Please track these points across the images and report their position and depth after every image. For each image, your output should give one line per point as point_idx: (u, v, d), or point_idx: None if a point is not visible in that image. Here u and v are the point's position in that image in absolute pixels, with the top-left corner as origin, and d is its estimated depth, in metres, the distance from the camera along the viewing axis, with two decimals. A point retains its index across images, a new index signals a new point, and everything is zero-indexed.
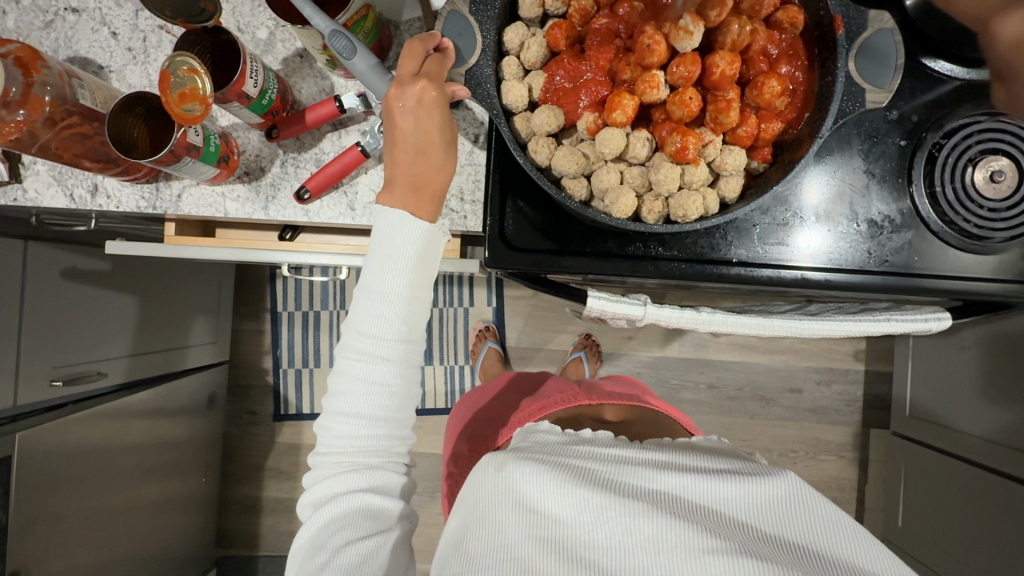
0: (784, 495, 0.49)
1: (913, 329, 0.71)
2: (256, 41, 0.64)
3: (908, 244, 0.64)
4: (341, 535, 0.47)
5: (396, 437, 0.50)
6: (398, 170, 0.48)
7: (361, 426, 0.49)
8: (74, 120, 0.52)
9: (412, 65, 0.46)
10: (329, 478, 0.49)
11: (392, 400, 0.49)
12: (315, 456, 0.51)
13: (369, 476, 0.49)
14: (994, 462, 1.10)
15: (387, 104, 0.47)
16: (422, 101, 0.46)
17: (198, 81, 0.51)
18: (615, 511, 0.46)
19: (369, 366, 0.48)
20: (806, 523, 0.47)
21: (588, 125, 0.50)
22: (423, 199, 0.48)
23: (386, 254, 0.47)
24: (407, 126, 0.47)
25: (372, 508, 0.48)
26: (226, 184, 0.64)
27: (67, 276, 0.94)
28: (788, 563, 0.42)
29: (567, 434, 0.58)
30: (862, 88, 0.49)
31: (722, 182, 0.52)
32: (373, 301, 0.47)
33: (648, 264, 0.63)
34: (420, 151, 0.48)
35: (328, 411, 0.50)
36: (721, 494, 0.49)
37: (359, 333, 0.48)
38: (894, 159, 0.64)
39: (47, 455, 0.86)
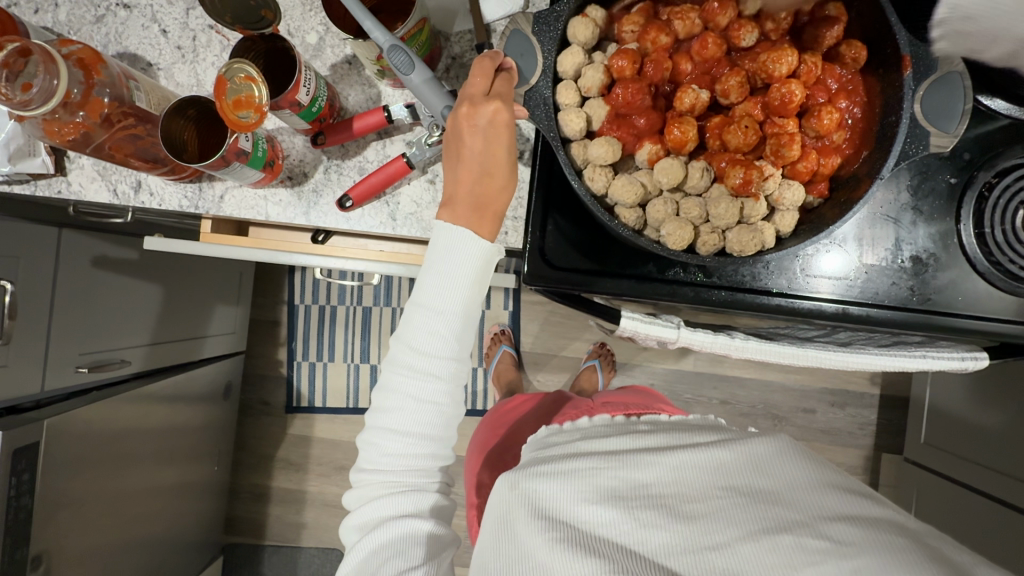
0: (770, 448, 0.50)
1: (947, 367, 0.70)
2: (306, 45, 0.64)
3: (953, 283, 0.63)
4: (391, 563, 0.46)
5: (438, 456, 0.50)
6: (459, 188, 0.47)
7: (407, 443, 0.48)
8: (129, 122, 0.52)
9: (481, 83, 0.47)
10: (377, 499, 0.49)
11: (438, 419, 0.49)
12: (358, 474, 0.51)
13: (416, 499, 0.49)
14: (1009, 496, 1.09)
15: (455, 118, 0.46)
16: (494, 122, 0.46)
17: (254, 89, 0.50)
18: (626, 526, 0.46)
19: (417, 384, 0.47)
20: (798, 468, 0.48)
21: (649, 156, 0.50)
22: (484, 219, 0.47)
23: (442, 271, 0.46)
24: (476, 145, 0.47)
25: (421, 534, 0.48)
26: (269, 188, 0.64)
27: (97, 264, 0.94)
28: (786, 515, 0.44)
29: (568, 434, 0.60)
30: (928, 131, 0.47)
31: (778, 217, 0.51)
32: (430, 317, 0.47)
33: (687, 290, 0.63)
34: (485, 171, 0.47)
35: (370, 426, 0.50)
36: (717, 462, 0.49)
37: (408, 348, 0.48)
38: (944, 197, 0.63)
39: (71, 439, 0.86)
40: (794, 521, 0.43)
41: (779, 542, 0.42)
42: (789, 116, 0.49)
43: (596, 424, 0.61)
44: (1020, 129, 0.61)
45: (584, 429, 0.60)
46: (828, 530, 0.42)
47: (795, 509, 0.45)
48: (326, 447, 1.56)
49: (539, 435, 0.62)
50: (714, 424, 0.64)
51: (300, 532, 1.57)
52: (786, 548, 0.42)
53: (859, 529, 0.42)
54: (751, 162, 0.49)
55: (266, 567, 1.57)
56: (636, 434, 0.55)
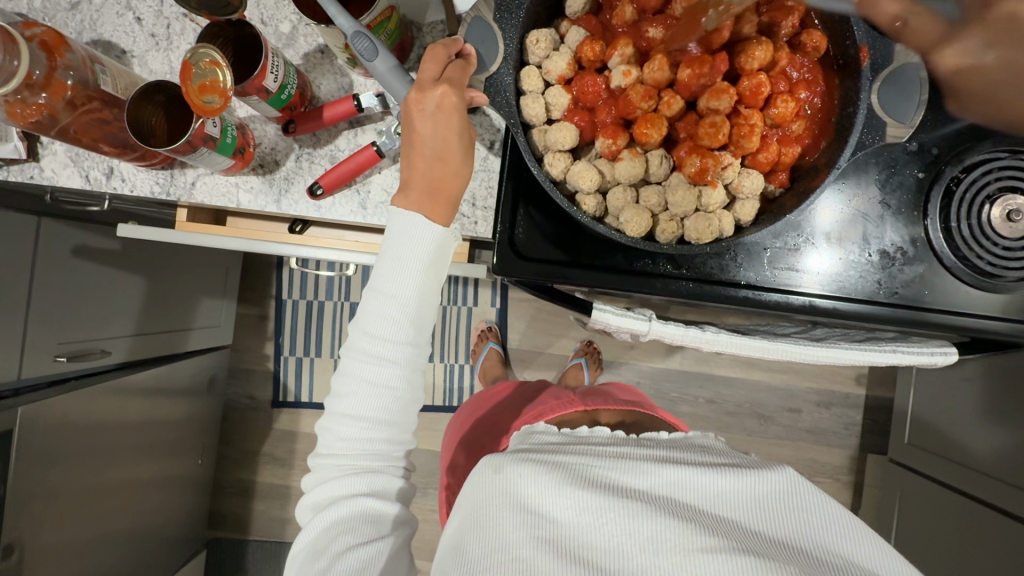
0: (777, 490, 0.49)
1: (920, 361, 0.70)
2: (278, 34, 0.64)
3: (919, 277, 0.63)
4: (341, 539, 0.46)
5: (398, 441, 0.50)
6: (414, 173, 0.48)
7: (366, 429, 0.48)
8: (95, 106, 0.52)
9: (434, 71, 0.47)
10: (331, 480, 0.49)
11: (390, 404, 0.49)
12: (316, 457, 0.51)
13: (371, 480, 0.49)
14: (989, 496, 1.09)
15: (406, 108, 0.47)
16: (442, 106, 0.46)
17: (219, 74, 0.51)
18: (614, 512, 0.46)
19: (375, 369, 0.47)
20: (805, 516, 0.47)
21: (605, 149, 0.50)
22: (439, 203, 0.48)
23: (395, 255, 0.47)
24: (427, 130, 0.47)
25: (373, 513, 0.48)
26: (240, 175, 0.65)
27: (77, 254, 0.94)
28: (788, 558, 0.43)
29: (561, 435, 0.59)
30: (885, 121, 0.49)
31: (738, 205, 0.51)
32: (381, 302, 0.47)
33: (656, 281, 0.63)
34: (439, 156, 0.48)
35: (331, 412, 0.50)
36: (716, 487, 0.49)
37: (366, 334, 0.48)
38: (912, 191, 0.63)
39: (47, 430, 0.86)
40: (790, 561, 0.42)
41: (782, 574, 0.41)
42: (754, 107, 0.49)
43: (595, 435, 0.58)
44: (988, 125, 0.62)
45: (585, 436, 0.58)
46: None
47: (793, 556, 0.44)
48: (311, 442, 1.56)
49: (531, 428, 0.62)
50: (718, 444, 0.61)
51: (285, 527, 1.57)
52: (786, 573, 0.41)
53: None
54: (711, 151, 0.49)
55: (250, 563, 1.56)
56: (637, 446, 0.55)
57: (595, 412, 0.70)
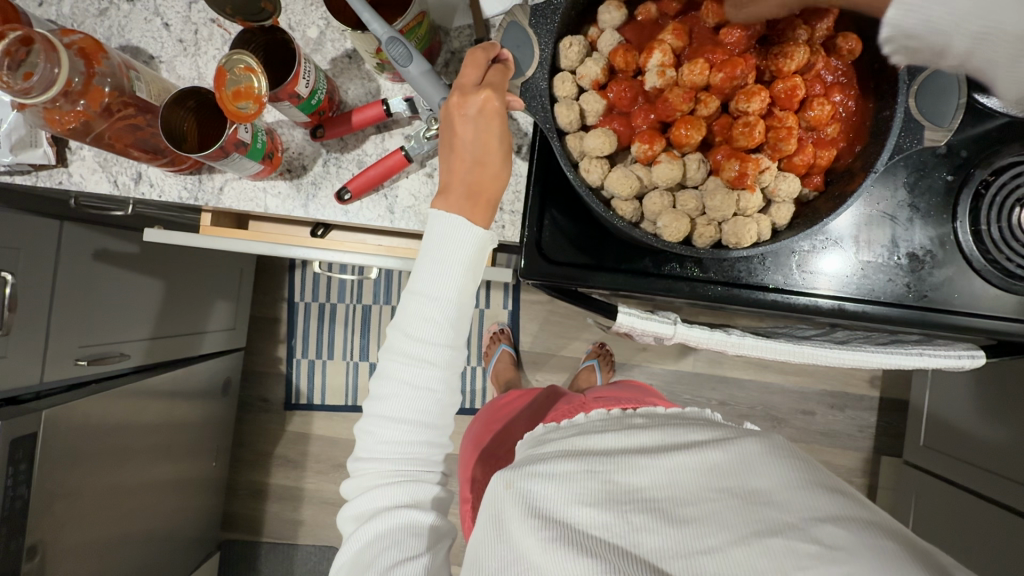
0: (764, 449, 0.50)
1: (944, 364, 0.70)
2: (306, 40, 0.65)
3: (949, 280, 0.63)
4: (386, 554, 0.46)
5: (437, 444, 0.51)
6: (454, 177, 0.48)
7: (405, 432, 0.49)
8: (129, 112, 0.53)
9: (474, 74, 0.47)
10: (374, 490, 0.49)
11: (434, 407, 0.49)
12: (356, 464, 0.51)
13: (412, 490, 0.49)
14: (1006, 498, 1.09)
15: (448, 111, 0.47)
16: (484, 110, 0.47)
17: (254, 80, 0.51)
18: (618, 528, 0.46)
19: (415, 371, 0.48)
20: (794, 467, 0.48)
21: (641, 154, 0.50)
22: (479, 207, 0.48)
23: (436, 258, 0.47)
24: (468, 134, 0.48)
25: (416, 525, 0.48)
26: (268, 180, 0.65)
27: (98, 257, 0.95)
28: (772, 521, 0.44)
29: (563, 431, 0.59)
30: (923, 125, 0.48)
31: (774, 209, 0.51)
32: (422, 304, 0.47)
33: (683, 284, 0.63)
34: (478, 160, 0.48)
35: (368, 415, 0.50)
36: (709, 464, 0.49)
37: (405, 336, 0.48)
38: (941, 195, 0.63)
39: (69, 432, 0.87)
40: (784, 524, 0.43)
41: (771, 552, 0.42)
42: (789, 110, 0.49)
43: (591, 419, 0.61)
44: (1018, 127, 0.62)
45: (579, 425, 0.59)
46: (819, 533, 0.42)
47: (784, 510, 0.44)
48: (324, 444, 1.56)
49: (535, 432, 0.62)
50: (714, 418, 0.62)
51: (298, 529, 1.57)
52: (777, 552, 0.42)
53: (851, 532, 0.42)
54: (749, 155, 0.49)
55: (263, 565, 1.57)
56: (628, 431, 0.55)
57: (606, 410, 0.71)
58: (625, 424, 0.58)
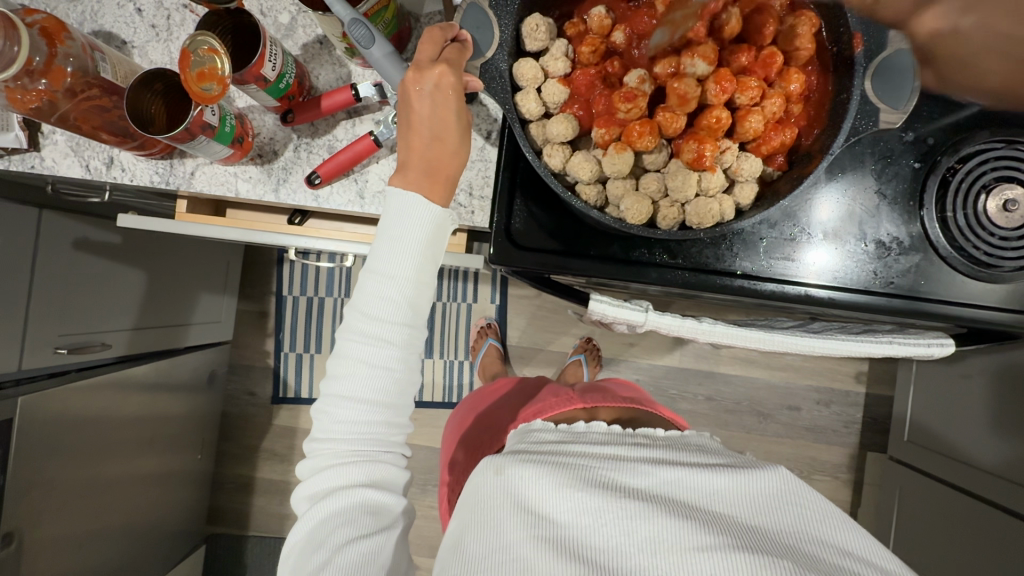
0: (772, 487, 0.49)
1: (914, 352, 0.70)
2: (277, 25, 0.65)
3: (916, 267, 0.64)
4: (340, 531, 0.46)
5: (395, 425, 0.51)
6: (411, 154, 0.48)
7: (363, 411, 0.49)
8: (95, 93, 0.53)
9: (430, 51, 0.47)
10: (329, 469, 0.49)
11: (389, 385, 0.49)
12: (311, 444, 0.51)
13: (368, 469, 0.49)
14: (988, 493, 1.09)
15: (404, 87, 0.47)
16: (440, 86, 0.47)
17: (217, 61, 0.51)
18: (612, 513, 0.46)
19: (377, 352, 0.48)
20: (803, 514, 0.48)
21: (600, 139, 0.50)
22: (436, 184, 0.48)
23: (395, 237, 0.47)
24: (424, 110, 0.47)
25: (372, 503, 0.48)
26: (239, 165, 0.65)
27: (78, 247, 0.95)
28: (780, 552, 0.44)
29: (560, 432, 0.59)
30: (878, 107, 0.49)
31: (737, 189, 0.51)
32: (380, 283, 0.47)
33: (652, 270, 0.63)
34: (436, 136, 0.48)
35: (327, 394, 0.50)
36: (714, 487, 0.49)
37: (362, 315, 0.48)
38: (907, 182, 0.63)
39: (48, 420, 0.87)
40: (787, 554, 0.43)
41: (775, 571, 0.41)
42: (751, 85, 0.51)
43: (591, 430, 0.59)
44: (987, 115, 0.62)
45: (579, 433, 0.58)
46: (820, 570, 0.42)
47: (788, 546, 0.45)
48: None
49: (527, 427, 0.62)
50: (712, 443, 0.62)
51: (284, 523, 1.57)
52: (782, 571, 0.41)
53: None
54: (710, 136, 0.49)
55: (249, 559, 1.57)
56: (632, 444, 0.55)
57: (594, 409, 0.70)
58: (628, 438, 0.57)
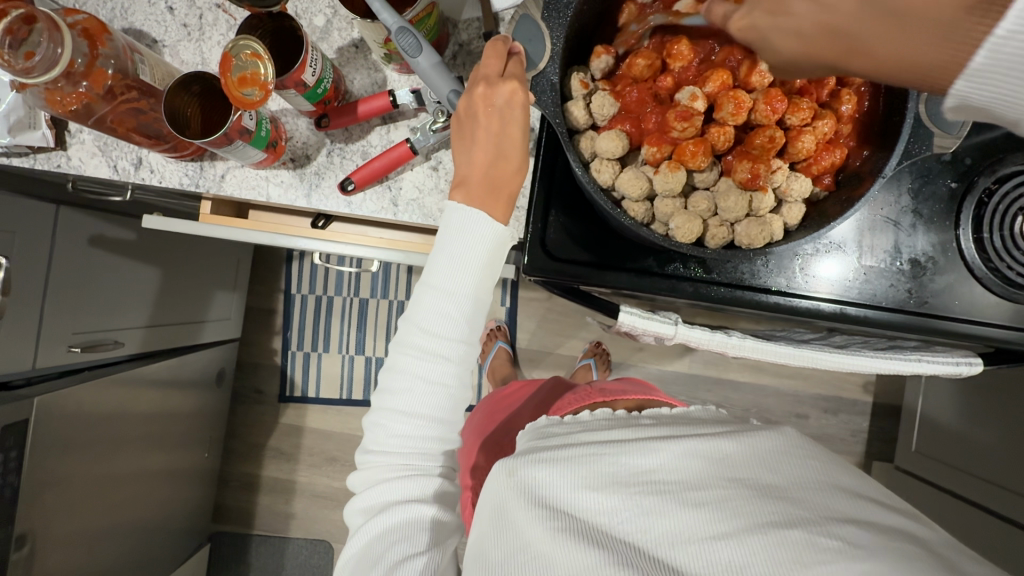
0: (782, 446, 0.49)
1: (942, 370, 0.70)
2: (313, 27, 0.64)
3: (950, 287, 0.64)
4: (395, 548, 0.45)
5: (449, 439, 0.50)
6: (474, 171, 0.47)
7: (414, 426, 0.48)
8: (132, 95, 0.52)
9: (496, 66, 0.47)
10: (384, 483, 0.48)
11: (443, 401, 0.48)
12: (365, 456, 0.50)
13: (422, 484, 0.48)
14: (998, 506, 1.09)
15: (473, 98, 0.47)
16: (511, 102, 0.47)
17: (260, 66, 0.50)
18: (628, 511, 0.46)
19: (431, 367, 0.47)
20: (812, 472, 0.47)
21: (649, 157, 0.49)
22: (500, 202, 0.47)
23: (457, 252, 0.46)
24: (492, 127, 0.47)
25: (425, 519, 0.47)
26: (271, 169, 0.64)
27: (93, 243, 0.94)
28: (789, 514, 0.43)
29: (569, 425, 0.57)
30: (931, 131, 0.49)
31: (785, 209, 0.51)
32: (439, 299, 0.47)
33: (687, 285, 0.63)
34: (501, 154, 0.48)
35: (382, 407, 0.49)
36: (721, 454, 0.49)
37: (419, 329, 0.47)
38: (944, 201, 0.63)
39: (60, 420, 0.85)
40: (801, 517, 0.42)
41: (791, 548, 0.40)
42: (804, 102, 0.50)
43: (597, 418, 0.59)
44: None
45: (584, 422, 0.58)
46: (842, 531, 0.41)
47: (803, 507, 0.43)
48: (317, 438, 1.56)
49: (538, 423, 0.60)
50: (720, 414, 0.63)
51: (288, 522, 1.56)
52: (797, 543, 0.40)
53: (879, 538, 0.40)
54: (762, 156, 0.49)
55: (253, 557, 1.56)
56: (636, 426, 0.54)
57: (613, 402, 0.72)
58: (632, 422, 0.57)
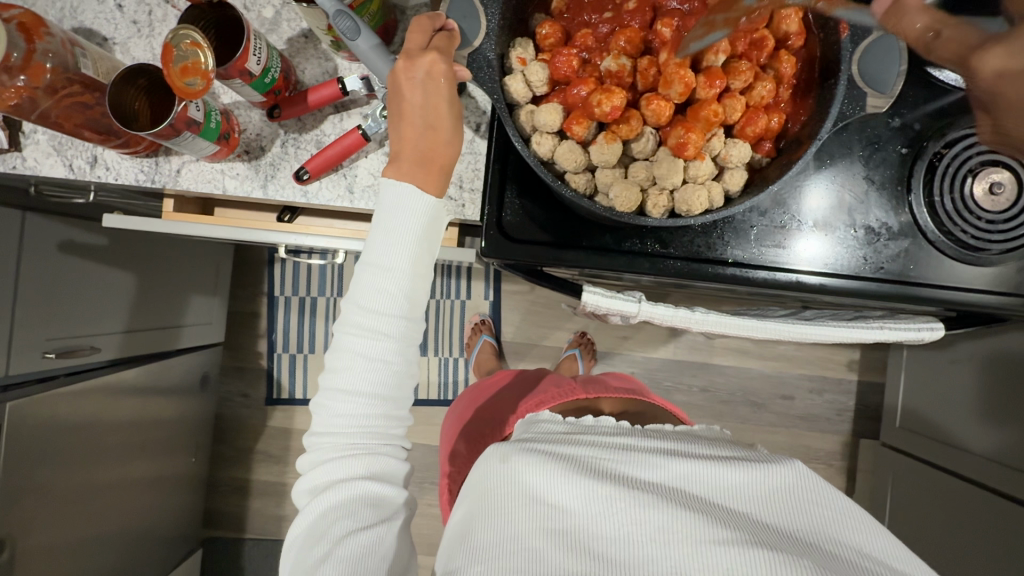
0: (795, 485, 0.48)
1: (906, 337, 0.71)
2: (262, 20, 0.64)
3: (905, 251, 0.64)
4: (342, 524, 0.46)
5: (394, 418, 0.50)
6: (404, 145, 0.48)
7: (368, 405, 0.48)
8: (75, 89, 0.52)
9: (419, 40, 0.47)
10: (329, 462, 0.49)
11: (384, 377, 0.48)
12: (311, 438, 0.51)
13: (369, 462, 0.49)
14: (981, 477, 1.10)
15: (395, 77, 0.47)
16: (431, 74, 0.47)
17: (200, 56, 0.50)
18: (623, 504, 0.45)
19: (366, 342, 0.47)
20: (817, 514, 0.46)
21: (582, 126, 0.50)
22: (431, 173, 0.48)
23: (391, 230, 0.47)
24: (416, 99, 0.48)
25: (373, 495, 0.48)
26: (226, 161, 0.64)
27: (63, 249, 0.94)
28: (793, 549, 0.42)
29: (568, 424, 0.57)
30: (865, 92, 0.51)
31: (727, 175, 0.52)
32: (375, 275, 0.47)
33: (644, 260, 0.64)
34: (429, 126, 0.48)
35: (325, 386, 0.50)
36: (729, 477, 0.48)
37: (357, 307, 0.48)
38: (895, 167, 0.64)
39: (38, 426, 0.85)
40: (804, 553, 0.42)
41: (792, 571, 0.40)
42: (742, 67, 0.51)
43: (601, 424, 0.57)
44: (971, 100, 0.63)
45: (589, 426, 0.57)
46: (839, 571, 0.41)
47: (807, 547, 0.43)
48: None
49: (538, 415, 0.60)
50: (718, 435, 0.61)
51: (280, 525, 1.56)
52: (794, 565, 0.40)
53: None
54: (696, 123, 0.50)
55: (246, 561, 1.56)
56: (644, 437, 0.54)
57: (596, 401, 0.70)
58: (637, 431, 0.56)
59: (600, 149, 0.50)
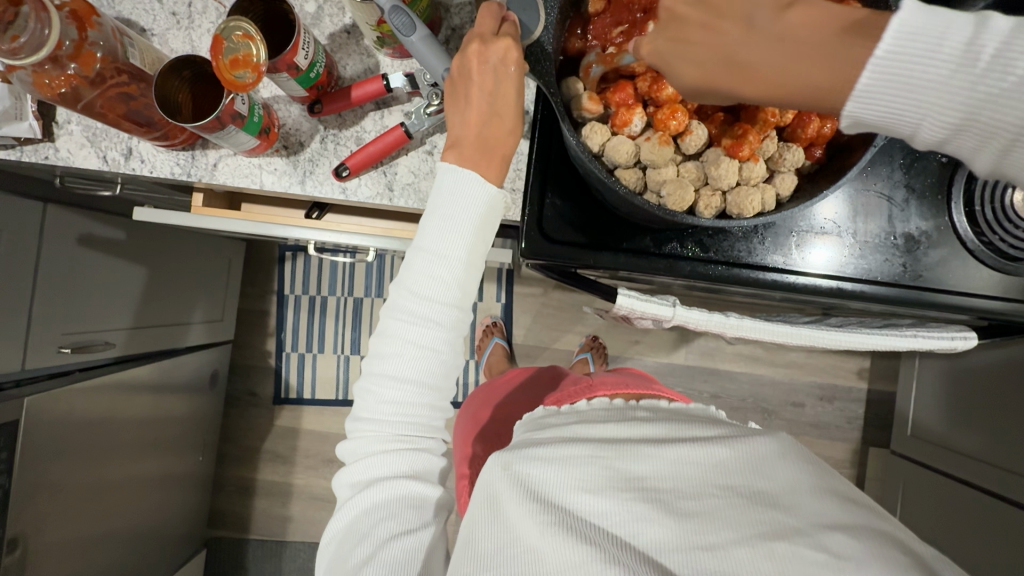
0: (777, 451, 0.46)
1: (939, 346, 0.71)
2: (304, 14, 0.63)
3: (944, 260, 0.64)
4: (382, 525, 0.46)
5: (437, 408, 0.50)
6: (467, 130, 0.47)
7: (421, 398, 0.48)
8: (122, 79, 0.52)
9: (490, 26, 0.46)
10: (370, 457, 0.48)
11: (438, 367, 0.48)
12: (354, 424, 0.50)
13: (411, 460, 0.48)
14: (991, 485, 1.10)
15: (466, 55, 0.46)
16: (506, 61, 0.46)
17: (252, 48, 0.50)
18: (620, 516, 0.42)
19: (420, 331, 0.47)
20: (801, 476, 0.44)
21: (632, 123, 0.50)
22: (492, 161, 0.47)
23: (446, 216, 0.46)
24: (485, 84, 0.47)
25: (413, 495, 0.47)
26: (264, 156, 0.64)
27: (82, 242, 0.92)
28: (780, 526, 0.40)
29: (565, 416, 0.56)
30: None
31: (778, 179, 0.52)
32: (430, 261, 0.46)
33: (684, 265, 0.63)
34: (494, 112, 0.47)
35: (372, 375, 0.49)
36: (713, 459, 0.45)
37: (408, 292, 0.47)
38: (935, 176, 0.64)
39: (53, 423, 0.84)
40: (790, 529, 0.39)
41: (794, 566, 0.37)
42: None
43: (594, 407, 0.57)
44: None
45: (583, 413, 0.56)
46: (832, 550, 0.38)
47: (792, 514, 0.41)
48: (314, 439, 1.54)
49: (534, 415, 0.59)
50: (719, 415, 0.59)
51: (286, 526, 1.54)
52: (782, 556, 0.38)
53: (866, 546, 0.38)
54: (751, 126, 0.50)
55: (250, 561, 1.53)
56: (634, 422, 0.51)
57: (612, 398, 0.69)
58: (629, 414, 0.54)
59: (653, 146, 0.49)
